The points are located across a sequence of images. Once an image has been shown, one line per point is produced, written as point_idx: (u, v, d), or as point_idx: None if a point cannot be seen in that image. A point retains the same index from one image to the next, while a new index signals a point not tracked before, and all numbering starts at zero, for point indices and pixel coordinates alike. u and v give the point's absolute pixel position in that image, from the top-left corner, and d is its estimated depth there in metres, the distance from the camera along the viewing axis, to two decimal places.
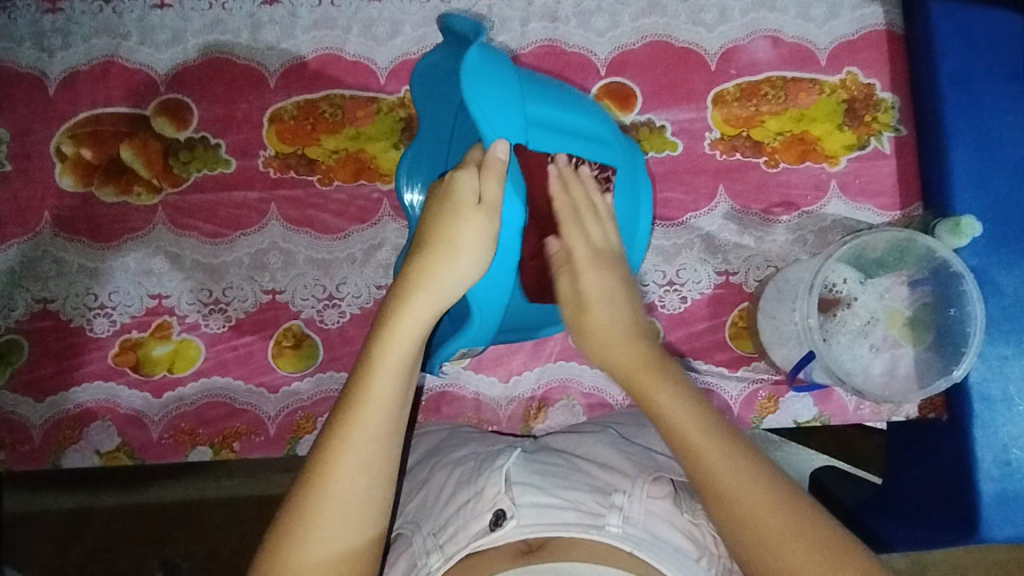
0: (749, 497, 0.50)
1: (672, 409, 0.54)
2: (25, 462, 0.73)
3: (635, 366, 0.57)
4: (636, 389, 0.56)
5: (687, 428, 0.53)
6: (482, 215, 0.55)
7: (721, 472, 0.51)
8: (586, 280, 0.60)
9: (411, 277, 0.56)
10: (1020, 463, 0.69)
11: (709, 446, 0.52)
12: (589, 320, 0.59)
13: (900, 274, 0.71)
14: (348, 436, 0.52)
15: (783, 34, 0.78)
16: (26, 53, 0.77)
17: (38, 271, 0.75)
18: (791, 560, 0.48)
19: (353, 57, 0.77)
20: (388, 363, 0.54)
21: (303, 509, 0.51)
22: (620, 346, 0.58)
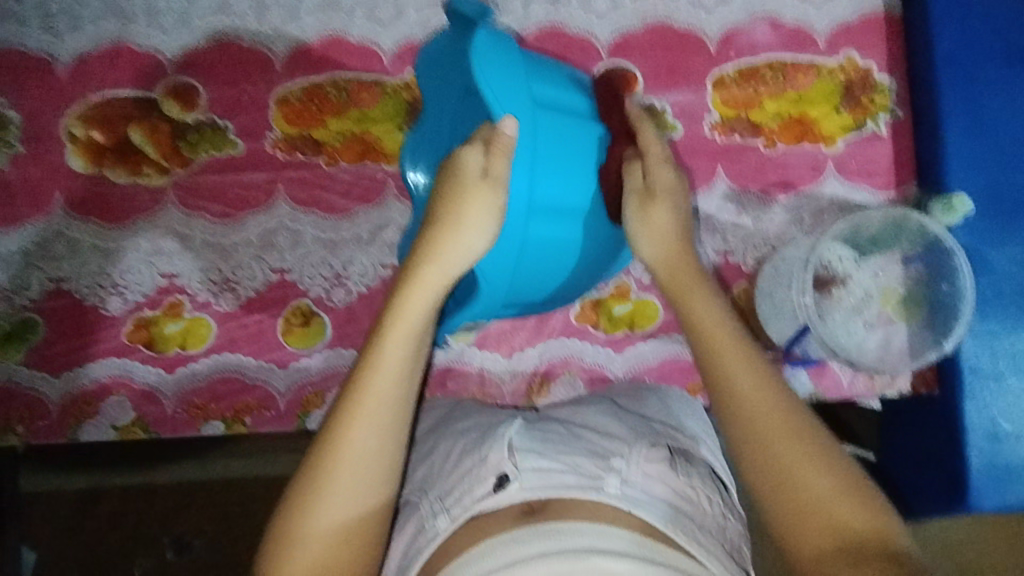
0: (756, 398, 0.56)
1: (703, 313, 0.61)
2: (42, 436, 0.76)
3: (675, 270, 0.63)
4: (675, 291, 0.63)
5: (714, 331, 0.60)
6: (489, 192, 0.55)
7: (734, 371, 0.57)
8: (656, 173, 0.62)
9: (419, 253, 0.58)
10: (1007, 435, 0.71)
11: (728, 347, 0.58)
12: (652, 210, 0.62)
13: (894, 253, 0.73)
14: (360, 402, 0.54)
15: (782, 17, 0.79)
16: (35, 36, 0.78)
17: (50, 252, 0.77)
18: (782, 454, 0.53)
19: (358, 40, 0.79)
20: (399, 333, 0.56)
21: (318, 469, 0.53)
22: (668, 250, 0.63)
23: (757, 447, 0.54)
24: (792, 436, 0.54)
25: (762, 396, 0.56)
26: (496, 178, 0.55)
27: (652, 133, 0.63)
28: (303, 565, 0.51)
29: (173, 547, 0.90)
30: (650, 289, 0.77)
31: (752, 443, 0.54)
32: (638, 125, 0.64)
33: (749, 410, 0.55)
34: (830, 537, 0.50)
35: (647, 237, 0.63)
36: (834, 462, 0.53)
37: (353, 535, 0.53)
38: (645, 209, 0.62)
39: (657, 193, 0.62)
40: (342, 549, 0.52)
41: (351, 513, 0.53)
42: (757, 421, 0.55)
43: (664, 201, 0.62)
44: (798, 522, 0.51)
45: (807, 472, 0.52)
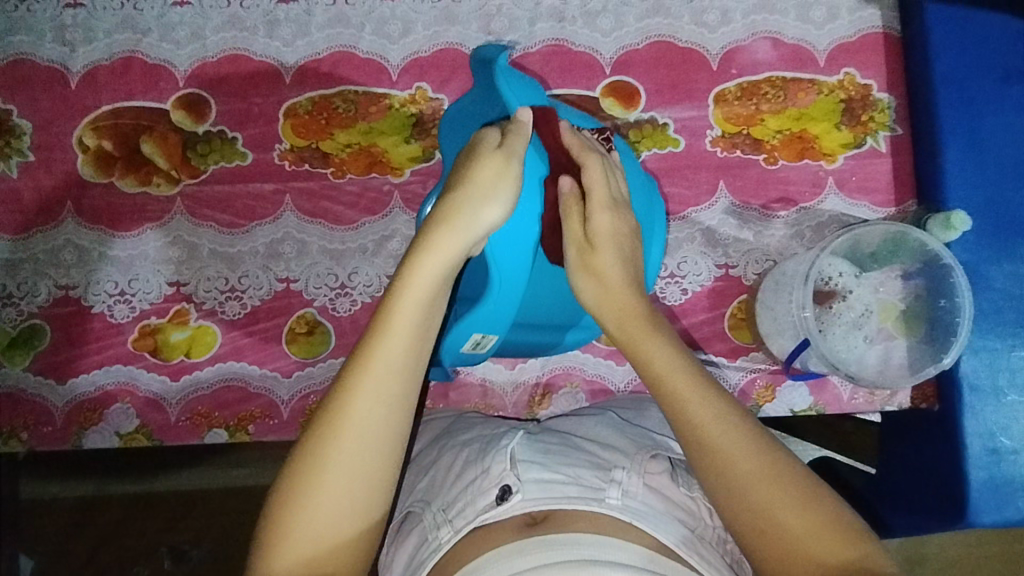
0: (721, 439, 0.53)
1: (657, 357, 0.58)
2: (47, 442, 0.76)
3: (625, 315, 0.61)
4: (626, 339, 0.61)
5: (668, 375, 0.57)
6: (502, 158, 0.57)
7: (694, 412, 0.55)
8: (597, 215, 0.61)
9: (434, 218, 0.57)
10: (1007, 451, 0.71)
11: (688, 391, 0.56)
12: (596, 260, 0.62)
13: (893, 269, 0.74)
14: (369, 367, 0.53)
15: (783, 36, 0.80)
16: (49, 47, 0.80)
17: (58, 259, 0.77)
18: (758, 495, 0.51)
19: (366, 55, 0.80)
20: (409, 298, 0.55)
21: (324, 435, 0.52)
22: (617, 293, 0.62)
23: (733, 500, 0.52)
24: (766, 476, 0.52)
25: (727, 440, 0.53)
26: (511, 150, 0.57)
27: (595, 171, 0.61)
28: (303, 534, 0.51)
29: (170, 556, 0.90)
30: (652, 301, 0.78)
31: (729, 495, 0.52)
32: (583, 160, 0.62)
33: (720, 458, 0.53)
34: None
35: (593, 289, 0.62)
36: (812, 497, 0.51)
37: (355, 507, 0.52)
38: (589, 258, 0.62)
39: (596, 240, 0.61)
40: (344, 519, 0.52)
41: (354, 483, 0.52)
42: (727, 471, 0.52)
43: (605, 248, 0.62)
44: (785, 569, 0.49)
45: (786, 511, 0.50)
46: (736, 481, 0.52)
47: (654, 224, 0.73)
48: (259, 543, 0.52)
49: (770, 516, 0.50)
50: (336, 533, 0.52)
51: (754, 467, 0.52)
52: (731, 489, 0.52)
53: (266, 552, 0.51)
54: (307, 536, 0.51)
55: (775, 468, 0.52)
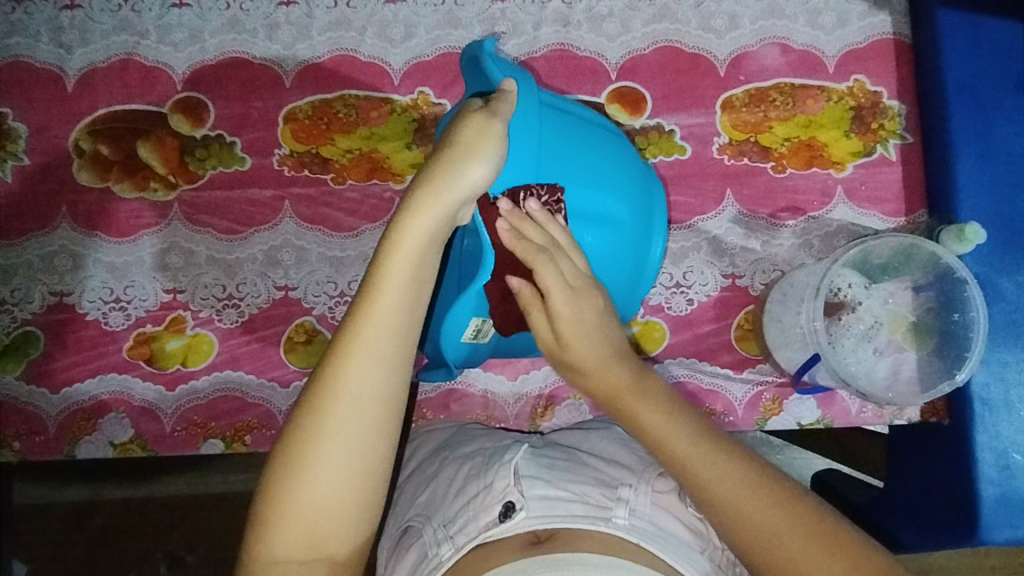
0: (737, 495, 0.53)
1: (663, 427, 0.56)
2: (39, 452, 0.75)
3: (620, 390, 0.58)
4: (617, 409, 0.59)
5: (669, 438, 0.56)
6: (485, 116, 0.50)
7: (704, 474, 0.54)
8: (560, 313, 0.58)
9: (420, 176, 0.52)
10: (1019, 467, 0.70)
11: (704, 466, 0.54)
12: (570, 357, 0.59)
13: (903, 280, 0.73)
14: (360, 332, 0.51)
15: (792, 42, 0.79)
16: (45, 49, 0.78)
17: (53, 265, 0.76)
18: (787, 547, 0.51)
19: (367, 59, 0.79)
20: (398, 257, 0.51)
21: (317, 406, 0.51)
22: (602, 373, 0.59)
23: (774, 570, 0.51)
24: (802, 539, 0.51)
25: (757, 510, 0.52)
26: (496, 111, 0.50)
27: (545, 271, 0.56)
28: (304, 506, 0.50)
29: (166, 563, 0.88)
30: (657, 312, 0.77)
31: (767, 566, 0.51)
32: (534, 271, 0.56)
33: (752, 531, 0.52)
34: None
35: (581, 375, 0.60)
36: (840, 544, 0.50)
37: (356, 478, 0.51)
38: (566, 357, 0.59)
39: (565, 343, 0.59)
40: (344, 491, 0.50)
41: (353, 454, 0.50)
42: (759, 540, 0.51)
43: (578, 342, 0.59)
44: None
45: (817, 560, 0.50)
46: (772, 550, 0.51)
47: (652, 201, 0.71)
48: (259, 516, 0.51)
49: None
50: (338, 505, 0.50)
51: (788, 532, 0.51)
52: (769, 560, 0.51)
53: (267, 526, 0.50)
54: (308, 509, 0.50)
55: (808, 527, 0.51)
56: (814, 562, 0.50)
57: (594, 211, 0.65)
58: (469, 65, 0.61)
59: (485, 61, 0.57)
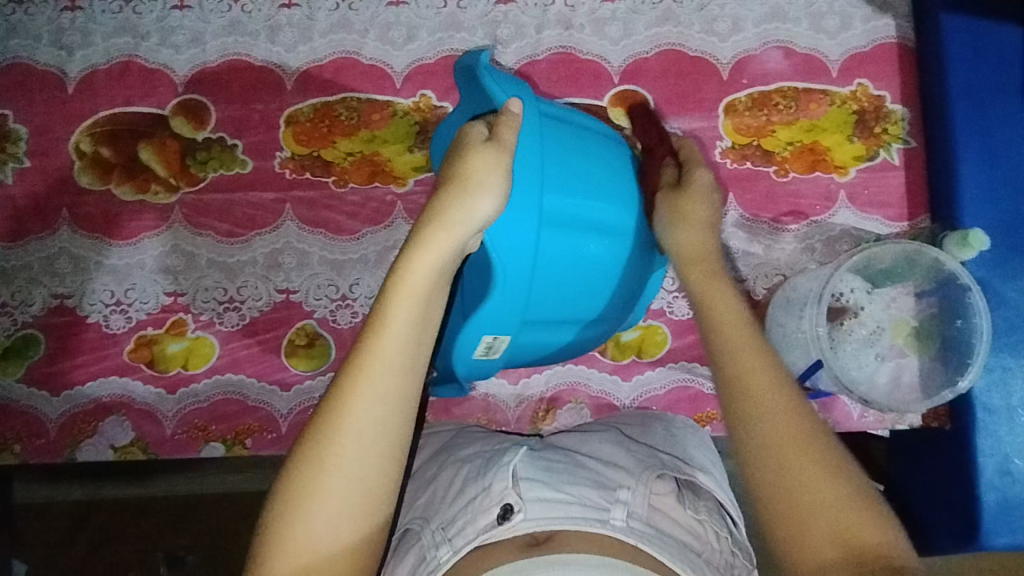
0: (762, 391, 0.53)
1: (720, 302, 0.59)
2: (40, 455, 0.74)
3: (695, 257, 0.61)
4: (692, 280, 0.61)
5: (726, 317, 0.58)
6: (493, 151, 0.53)
7: (745, 361, 0.55)
8: (697, 174, 0.64)
9: (428, 213, 0.54)
10: (1020, 472, 0.70)
11: (748, 345, 0.56)
12: (680, 202, 0.62)
13: (906, 286, 0.73)
14: (366, 366, 0.51)
15: (795, 45, 0.79)
16: (45, 51, 0.78)
17: (53, 268, 0.76)
18: (785, 450, 0.50)
19: (369, 61, 0.78)
20: (405, 294, 0.52)
21: (320, 441, 0.50)
22: (692, 239, 0.62)
23: (761, 458, 0.51)
24: (805, 443, 0.51)
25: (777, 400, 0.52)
26: (501, 142, 0.53)
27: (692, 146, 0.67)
28: (306, 541, 0.49)
29: (166, 561, 0.88)
30: (659, 316, 0.77)
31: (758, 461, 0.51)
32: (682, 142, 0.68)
33: (759, 417, 0.52)
34: (826, 554, 0.47)
35: (675, 214, 0.62)
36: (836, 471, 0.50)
37: (355, 515, 0.50)
38: (676, 199, 0.63)
39: (688, 186, 0.63)
40: (345, 525, 0.49)
41: (356, 488, 0.50)
42: (760, 439, 0.51)
43: (698, 198, 0.62)
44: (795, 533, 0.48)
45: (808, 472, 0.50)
46: (767, 444, 0.51)
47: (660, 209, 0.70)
48: (258, 551, 0.50)
49: (793, 481, 0.49)
50: (337, 538, 0.49)
51: (794, 433, 0.51)
52: (760, 450, 0.51)
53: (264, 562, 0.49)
54: (307, 545, 0.49)
55: (813, 441, 0.51)
56: (805, 466, 0.50)
57: (592, 219, 0.64)
58: (465, 79, 0.62)
59: (483, 75, 0.58)
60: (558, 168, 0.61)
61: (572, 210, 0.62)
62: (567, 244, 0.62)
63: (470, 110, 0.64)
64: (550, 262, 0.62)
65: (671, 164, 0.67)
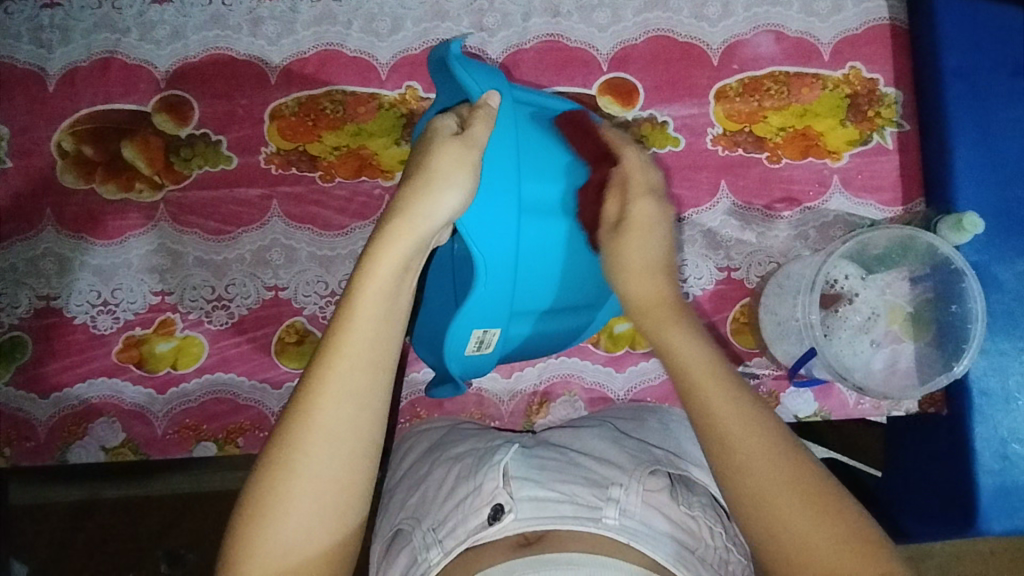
0: (747, 446, 0.48)
1: (686, 352, 0.54)
2: (30, 458, 0.74)
3: (653, 305, 0.57)
4: (649, 325, 0.57)
5: (692, 366, 0.53)
6: (460, 146, 0.53)
7: (723, 416, 0.50)
8: (636, 207, 0.59)
9: (394, 208, 0.54)
10: (1018, 457, 0.70)
11: (724, 406, 0.50)
12: (623, 242, 0.58)
13: (901, 270, 0.72)
14: (333, 364, 0.50)
15: (786, 29, 0.78)
16: (24, 48, 0.77)
17: (39, 268, 0.75)
18: (785, 507, 0.46)
19: (353, 53, 0.77)
20: (371, 294, 0.51)
21: (288, 441, 0.49)
22: (648, 284, 0.58)
23: (745, 496, 0.47)
24: (793, 492, 0.46)
25: (769, 464, 0.48)
26: (472, 135, 0.53)
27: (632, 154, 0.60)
28: (275, 543, 0.48)
29: (166, 561, 0.87)
30: None
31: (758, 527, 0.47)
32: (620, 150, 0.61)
33: (752, 485, 0.47)
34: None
35: (621, 264, 0.58)
36: (841, 519, 0.46)
37: (326, 515, 0.49)
38: (616, 237, 0.59)
39: (628, 224, 0.58)
40: (317, 527, 0.49)
41: (326, 487, 0.49)
42: (757, 497, 0.47)
43: (637, 234, 0.58)
44: None
45: (813, 530, 0.45)
46: (764, 508, 0.46)
47: None
48: (226, 557, 0.49)
49: (778, 523, 0.46)
50: (308, 540, 0.48)
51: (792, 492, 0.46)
52: (762, 516, 0.46)
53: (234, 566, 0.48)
54: (277, 549, 0.48)
55: (811, 493, 0.46)
56: (809, 528, 0.45)
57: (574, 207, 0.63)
58: (439, 70, 0.61)
59: (455, 65, 0.57)
60: (535, 158, 0.61)
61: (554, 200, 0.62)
62: (552, 234, 0.62)
63: (445, 103, 0.63)
64: (536, 254, 0.61)
65: (611, 187, 0.60)
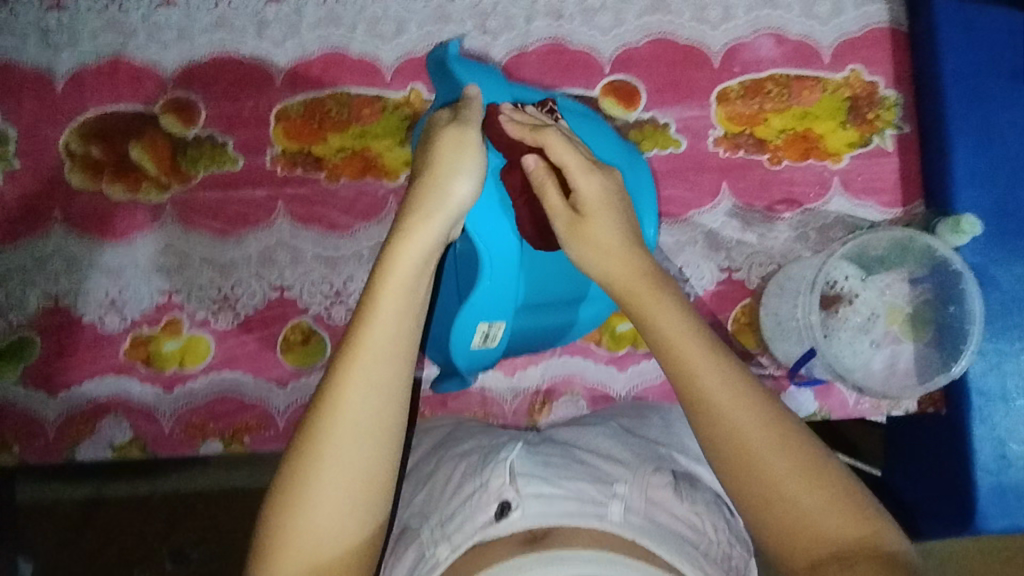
0: (735, 411, 0.50)
1: (674, 334, 0.52)
2: (39, 456, 0.75)
3: (628, 277, 0.54)
4: (630, 301, 0.54)
5: (675, 337, 0.52)
6: (458, 129, 0.54)
7: (711, 385, 0.50)
8: (582, 187, 0.55)
9: (409, 203, 0.54)
10: (1016, 456, 0.70)
11: (711, 376, 0.50)
12: (584, 228, 0.55)
13: (900, 272, 0.73)
14: (356, 358, 0.51)
15: (787, 32, 0.78)
16: (32, 50, 0.78)
17: (48, 269, 0.76)
18: (772, 469, 0.48)
19: (358, 55, 0.78)
20: (392, 289, 0.52)
21: (317, 434, 0.50)
22: (616, 257, 0.55)
23: (730, 455, 0.49)
24: (781, 454, 0.48)
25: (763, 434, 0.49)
26: (466, 123, 0.55)
27: (555, 139, 0.56)
28: (310, 535, 0.49)
29: (171, 559, 0.88)
30: None
31: (747, 487, 0.49)
32: (540, 138, 0.56)
33: (741, 456, 0.49)
34: (822, 555, 0.46)
35: (587, 246, 0.55)
36: (822, 476, 0.48)
37: (358, 507, 0.50)
38: (576, 222, 0.55)
39: (585, 211, 0.55)
40: (347, 519, 0.50)
41: (357, 476, 0.50)
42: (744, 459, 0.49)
43: (594, 212, 0.55)
44: (793, 548, 0.47)
45: (798, 488, 0.48)
46: (750, 467, 0.48)
47: (644, 194, 0.70)
48: (260, 550, 0.50)
49: (765, 480, 0.48)
50: (343, 529, 0.50)
51: (787, 456, 0.48)
52: (752, 479, 0.48)
53: (270, 558, 0.49)
54: (308, 541, 0.49)
55: (796, 455, 0.48)
56: (798, 494, 0.48)
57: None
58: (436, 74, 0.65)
59: (452, 66, 0.60)
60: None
61: None
62: None
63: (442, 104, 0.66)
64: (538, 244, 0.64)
65: (543, 175, 0.56)
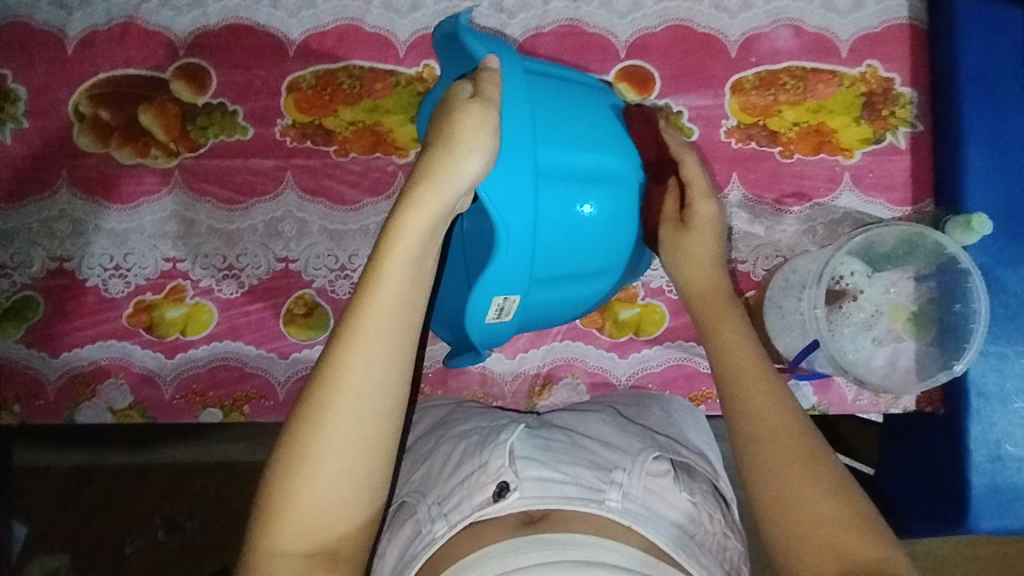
0: (772, 424, 0.58)
1: (737, 356, 0.63)
2: (40, 415, 0.75)
3: (710, 293, 0.67)
4: (709, 318, 0.66)
5: (739, 358, 0.63)
6: (480, 107, 0.52)
7: (756, 404, 0.59)
8: (699, 206, 0.66)
9: (418, 171, 0.53)
10: (1011, 457, 0.70)
11: (759, 399, 0.60)
12: (688, 239, 0.67)
13: (906, 270, 0.72)
14: (360, 326, 0.51)
15: (805, 24, 0.78)
16: (45, 10, 0.77)
17: (54, 230, 0.76)
18: (791, 477, 0.55)
19: (372, 29, 0.77)
20: (397, 259, 0.52)
21: (319, 399, 0.51)
22: (711, 270, 0.67)
23: (762, 462, 0.57)
24: (802, 465, 0.56)
25: (782, 445, 0.57)
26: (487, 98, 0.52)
27: (691, 165, 0.66)
28: (305, 500, 0.50)
29: (164, 528, 0.88)
30: (658, 294, 0.76)
31: (772, 496, 0.55)
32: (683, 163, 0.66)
33: (768, 461, 0.57)
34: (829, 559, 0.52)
35: (691, 251, 0.67)
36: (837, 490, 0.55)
37: (355, 476, 0.51)
38: (684, 232, 0.67)
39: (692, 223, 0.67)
40: (343, 487, 0.50)
41: (354, 449, 0.50)
42: (769, 468, 0.56)
43: (704, 230, 0.67)
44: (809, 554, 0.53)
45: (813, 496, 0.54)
46: (775, 475, 0.56)
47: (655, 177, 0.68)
48: (259, 512, 0.51)
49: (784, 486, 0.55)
50: (339, 501, 0.50)
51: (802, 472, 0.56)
52: (773, 487, 0.56)
53: (267, 522, 0.50)
54: (304, 507, 0.50)
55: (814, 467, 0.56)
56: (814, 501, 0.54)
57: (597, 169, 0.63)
58: (447, 44, 0.62)
59: (464, 34, 0.57)
60: (552, 123, 0.61)
61: (571, 163, 0.61)
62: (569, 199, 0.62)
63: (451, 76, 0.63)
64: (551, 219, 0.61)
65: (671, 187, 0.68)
